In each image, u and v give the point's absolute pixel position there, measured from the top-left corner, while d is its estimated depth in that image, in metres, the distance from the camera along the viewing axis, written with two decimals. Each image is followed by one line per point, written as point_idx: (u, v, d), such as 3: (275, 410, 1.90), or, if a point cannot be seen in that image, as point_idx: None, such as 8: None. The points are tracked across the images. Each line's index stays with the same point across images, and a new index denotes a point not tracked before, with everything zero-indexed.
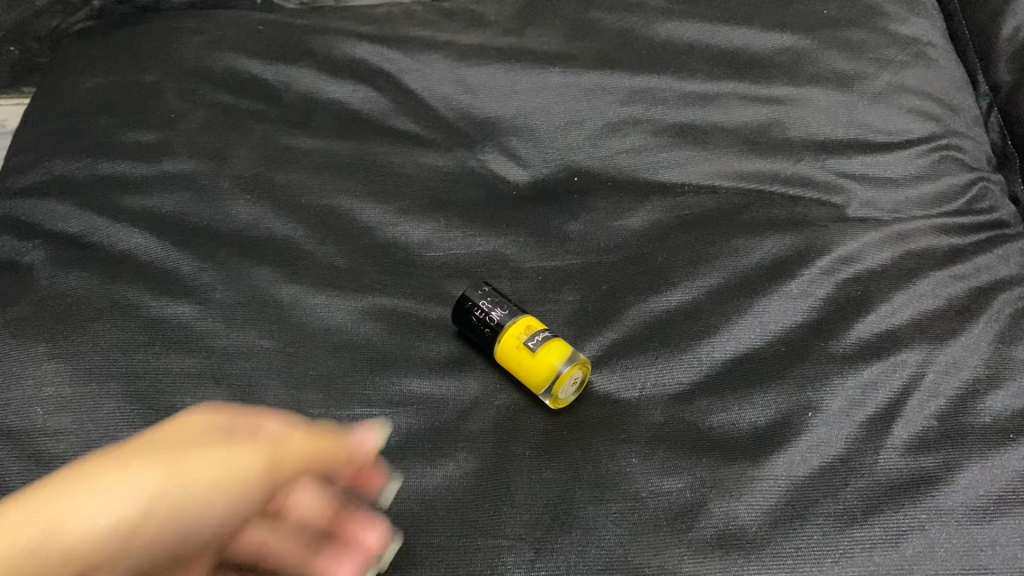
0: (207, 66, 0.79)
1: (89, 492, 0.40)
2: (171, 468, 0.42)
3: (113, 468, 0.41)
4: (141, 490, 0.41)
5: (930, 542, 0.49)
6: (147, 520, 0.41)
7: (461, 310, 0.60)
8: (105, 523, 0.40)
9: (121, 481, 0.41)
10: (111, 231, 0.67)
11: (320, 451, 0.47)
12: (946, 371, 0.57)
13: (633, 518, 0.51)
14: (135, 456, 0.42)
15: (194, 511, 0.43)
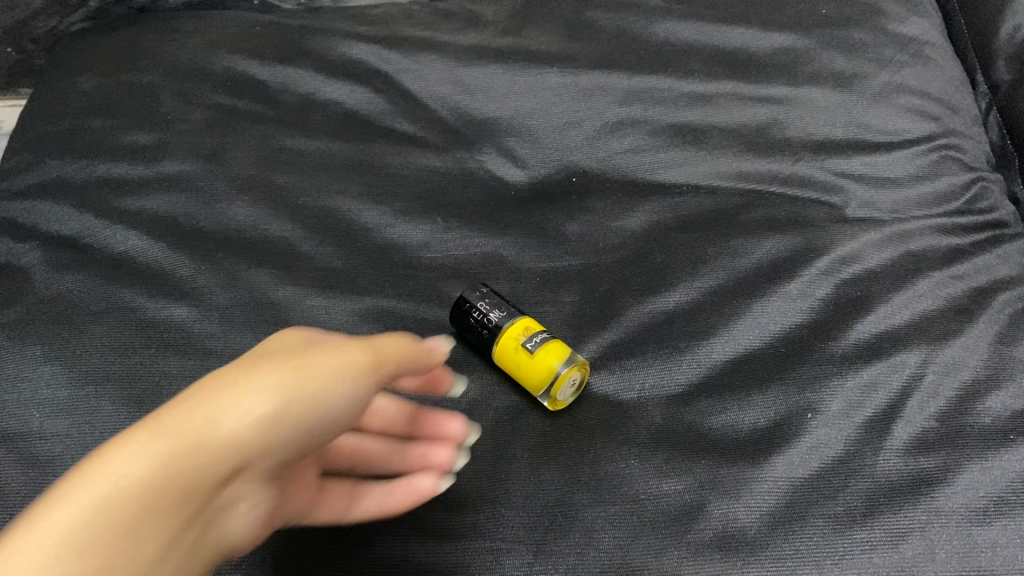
0: (205, 67, 0.78)
1: (220, 396, 0.37)
2: (290, 364, 0.40)
3: (231, 373, 0.38)
4: (280, 387, 0.38)
5: (929, 544, 0.49)
6: (288, 416, 0.39)
7: (460, 311, 0.60)
8: (245, 424, 0.37)
9: (249, 383, 0.38)
10: (108, 233, 0.66)
11: (401, 348, 0.47)
12: (945, 372, 0.56)
13: (631, 520, 0.51)
14: (247, 363, 0.39)
15: (324, 409, 0.41)
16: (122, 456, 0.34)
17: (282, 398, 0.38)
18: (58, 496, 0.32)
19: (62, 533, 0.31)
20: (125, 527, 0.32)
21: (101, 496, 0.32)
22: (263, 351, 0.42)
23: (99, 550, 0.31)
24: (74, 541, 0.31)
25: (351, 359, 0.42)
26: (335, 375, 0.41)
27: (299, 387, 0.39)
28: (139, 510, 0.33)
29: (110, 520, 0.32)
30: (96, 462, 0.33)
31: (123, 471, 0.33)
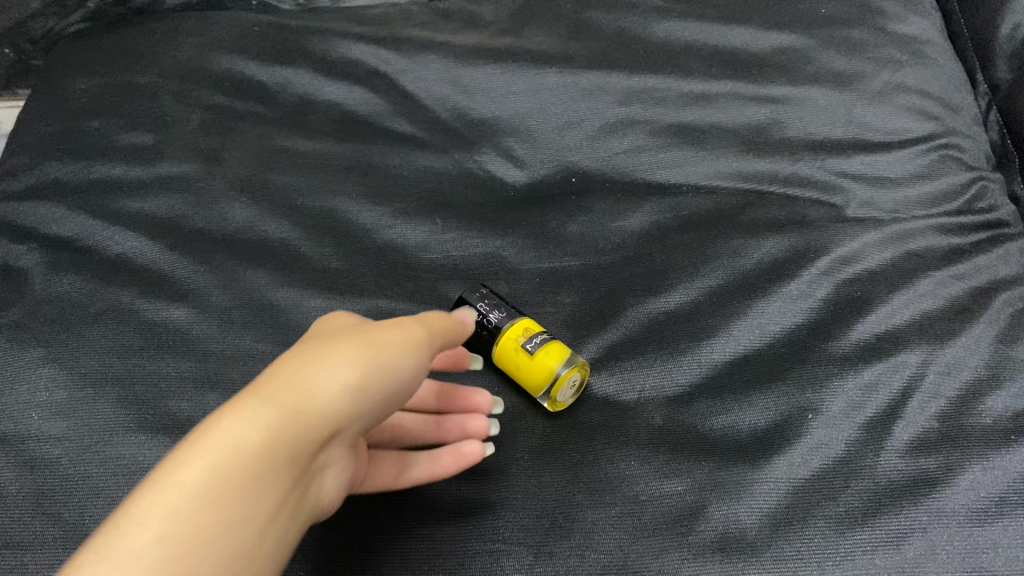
0: (203, 67, 0.78)
1: (308, 365, 0.38)
2: (369, 336, 0.41)
3: (316, 346, 0.40)
4: (363, 358, 0.40)
5: (931, 544, 0.49)
6: (371, 386, 0.40)
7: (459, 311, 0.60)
8: (337, 390, 0.38)
9: (334, 354, 0.39)
10: (106, 235, 0.66)
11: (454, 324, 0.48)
12: (946, 372, 0.56)
13: (632, 522, 0.51)
14: (327, 337, 0.41)
15: (402, 379, 0.42)
16: (229, 422, 0.35)
17: (366, 368, 0.39)
18: (182, 457, 0.34)
19: (184, 494, 0.33)
20: (234, 489, 0.34)
21: (213, 459, 0.34)
22: (338, 327, 0.43)
23: (213, 508, 0.34)
24: (191, 498, 0.33)
25: (418, 332, 0.43)
26: (408, 347, 0.42)
27: (379, 356, 0.40)
28: (248, 473, 0.35)
29: (225, 482, 0.34)
30: (205, 430, 0.35)
31: (229, 438, 0.35)
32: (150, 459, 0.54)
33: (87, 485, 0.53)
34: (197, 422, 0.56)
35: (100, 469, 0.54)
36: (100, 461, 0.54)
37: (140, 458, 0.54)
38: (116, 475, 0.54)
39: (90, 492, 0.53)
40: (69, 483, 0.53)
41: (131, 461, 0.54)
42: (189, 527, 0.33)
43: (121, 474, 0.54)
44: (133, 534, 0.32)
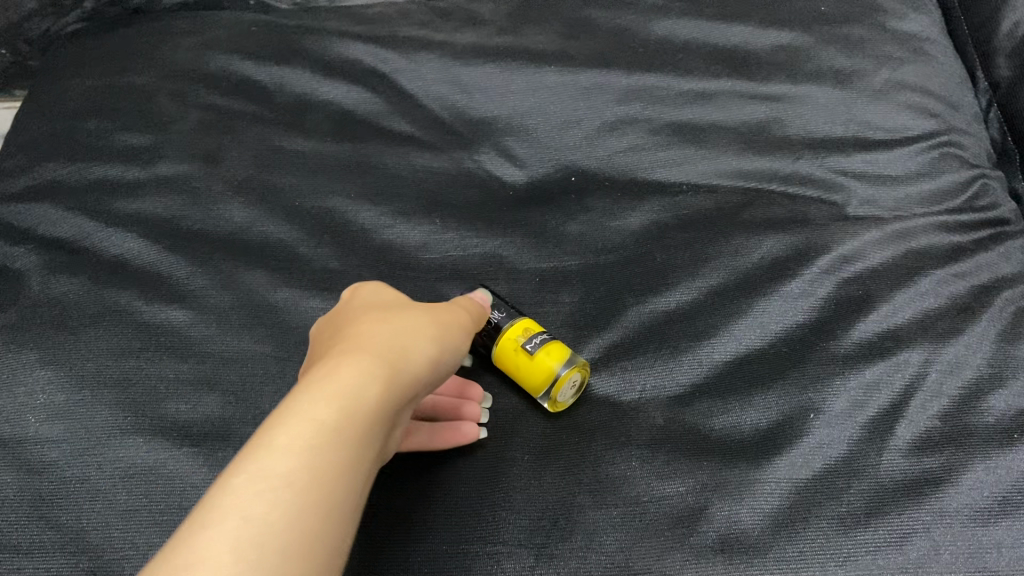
0: (200, 67, 0.78)
1: (400, 336, 0.45)
2: (432, 318, 0.49)
3: (394, 322, 0.46)
4: (436, 335, 0.47)
5: (934, 545, 0.49)
6: (442, 359, 0.47)
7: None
8: (425, 359, 0.45)
9: (417, 330, 0.46)
10: (104, 236, 0.66)
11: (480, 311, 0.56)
12: (948, 371, 0.56)
13: (632, 524, 0.51)
14: (400, 314, 0.48)
15: (456, 356, 0.49)
16: (347, 375, 0.40)
17: (439, 343, 0.47)
18: (319, 399, 0.38)
19: (326, 430, 0.37)
20: (360, 432, 0.38)
21: (342, 403, 0.38)
22: (399, 307, 0.50)
23: (348, 446, 0.37)
24: (331, 432, 0.37)
25: (463, 320, 0.52)
26: (459, 330, 0.51)
27: (444, 334, 0.48)
28: (369, 418, 0.39)
29: (355, 424, 0.38)
30: (329, 380, 0.39)
31: (357, 387, 0.40)
32: (148, 462, 0.54)
33: (85, 488, 0.53)
34: (195, 424, 0.56)
35: (98, 472, 0.54)
36: (98, 463, 0.54)
37: (137, 461, 0.54)
38: (114, 478, 0.53)
39: (87, 495, 0.53)
40: (67, 486, 0.53)
41: (128, 463, 0.54)
42: (332, 457, 0.36)
43: (119, 477, 0.53)
44: (282, 462, 0.35)
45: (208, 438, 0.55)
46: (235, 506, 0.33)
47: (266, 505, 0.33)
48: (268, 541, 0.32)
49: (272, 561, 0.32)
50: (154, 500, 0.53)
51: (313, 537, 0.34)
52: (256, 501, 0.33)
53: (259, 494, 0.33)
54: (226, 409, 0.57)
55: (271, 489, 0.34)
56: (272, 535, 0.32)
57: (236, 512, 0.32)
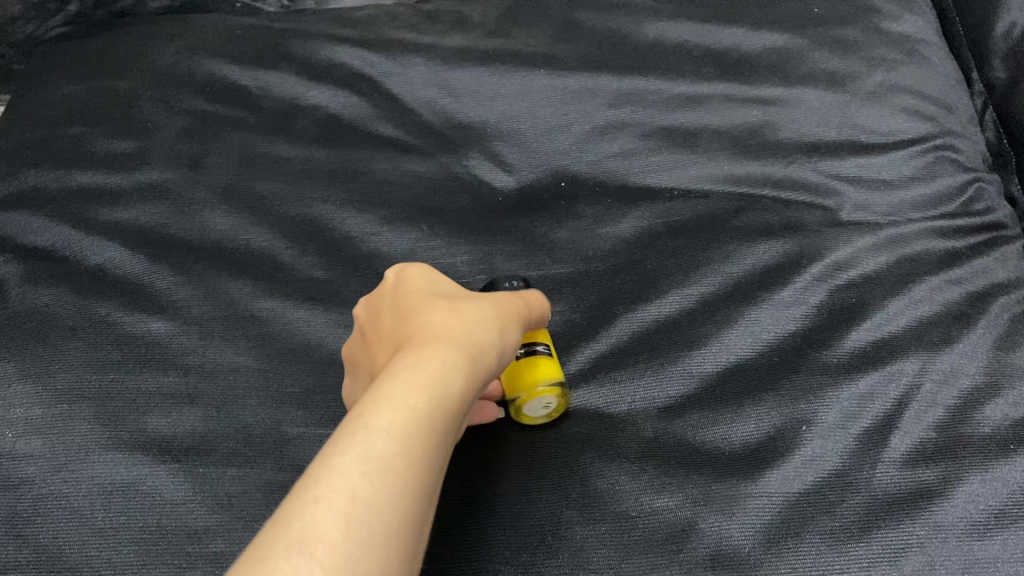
0: (184, 70, 0.76)
1: (474, 324, 0.46)
2: (499, 307, 0.49)
3: (465, 311, 0.47)
4: (504, 325, 0.48)
5: (929, 560, 0.48)
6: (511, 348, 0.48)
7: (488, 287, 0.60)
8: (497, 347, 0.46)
9: (488, 319, 0.47)
10: (85, 245, 0.65)
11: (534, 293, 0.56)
12: (943, 381, 0.55)
13: (621, 540, 0.50)
14: (470, 304, 0.48)
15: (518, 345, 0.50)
16: (431, 366, 0.41)
17: (508, 333, 0.48)
18: (411, 384, 0.39)
19: (418, 414, 0.38)
20: (448, 417, 0.39)
21: (431, 392, 0.39)
22: (465, 294, 0.50)
23: (438, 430, 0.38)
24: (423, 414, 0.38)
25: (526, 307, 0.52)
26: (522, 318, 0.51)
27: (510, 324, 0.49)
28: (453, 407, 0.40)
29: (444, 408, 0.39)
30: (417, 365, 0.40)
31: (443, 373, 0.41)
32: (126, 478, 0.53)
33: (62, 506, 0.52)
34: (175, 439, 0.55)
35: (75, 489, 0.52)
36: (75, 480, 0.53)
37: (116, 477, 0.53)
38: (91, 495, 0.52)
39: (64, 513, 0.52)
40: (43, 504, 0.52)
41: (107, 480, 0.53)
42: (426, 439, 0.37)
43: (96, 494, 0.52)
44: (382, 442, 0.36)
45: (189, 453, 0.54)
46: (340, 485, 0.34)
47: (371, 486, 0.34)
48: (376, 521, 0.33)
49: (379, 540, 0.33)
50: (132, 518, 0.52)
51: (411, 519, 0.35)
52: (360, 483, 0.34)
53: (364, 475, 0.34)
54: (207, 423, 0.55)
55: (374, 470, 0.35)
56: (378, 514, 0.34)
57: (344, 490, 0.34)
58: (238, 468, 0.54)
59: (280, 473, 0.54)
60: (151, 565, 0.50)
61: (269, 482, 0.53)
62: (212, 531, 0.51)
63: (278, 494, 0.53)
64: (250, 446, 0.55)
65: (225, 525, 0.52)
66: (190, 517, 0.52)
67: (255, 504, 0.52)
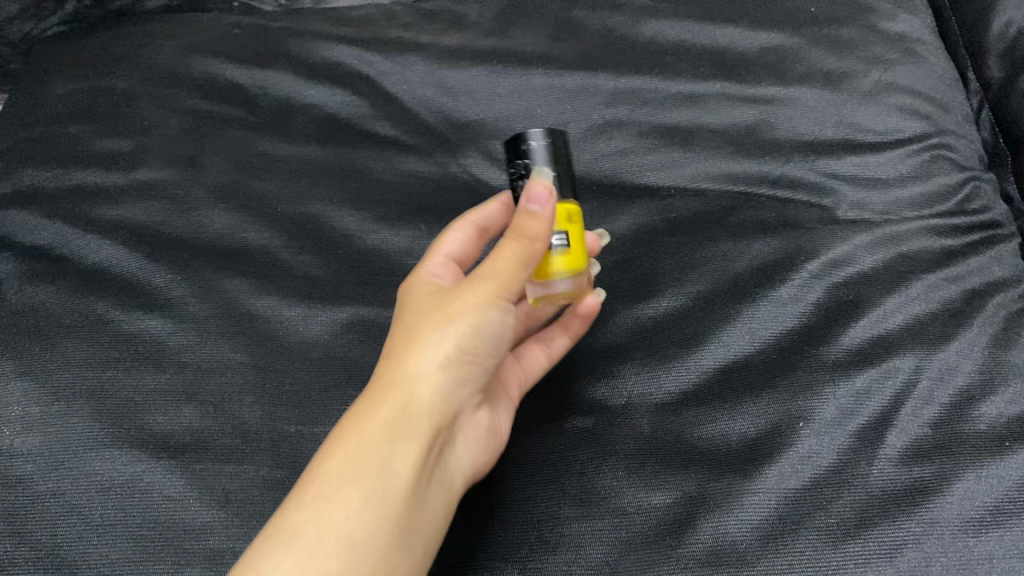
0: (180, 68, 0.76)
1: (407, 354, 0.47)
2: (445, 311, 0.48)
3: (405, 338, 0.49)
4: (444, 335, 0.47)
5: (925, 556, 0.48)
6: (462, 357, 0.48)
7: (511, 148, 0.56)
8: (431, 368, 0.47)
9: (421, 340, 0.47)
10: (83, 243, 0.65)
11: (526, 243, 0.49)
12: (939, 378, 0.55)
13: (619, 536, 0.50)
14: (416, 321, 0.49)
15: (487, 337, 0.49)
16: (356, 425, 0.45)
17: (447, 343, 0.47)
18: (332, 446, 0.45)
19: (332, 474, 0.44)
20: (366, 465, 0.44)
21: (351, 453, 0.44)
22: (419, 306, 0.50)
23: (354, 482, 0.43)
24: (337, 472, 0.44)
25: (488, 286, 0.48)
26: (478, 305, 0.48)
27: (454, 328, 0.48)
28: (377, 453, 0.45)
29: (360, 461, 0.44)
30: (345, 425, 0.46)
31: (361, 428, 0.45)
32: (124, 476, 0.53)
33: (60, 503, 0.52)
34: (172, 436, 0.55)
35: (73, 486, 0.52)
36: (73, 478, 0.53)
37: (114, 474, 0.53)
38: (89, 492, 0.52)
39: (62, 510, 0.52)
40: (41, 502, 0.52)
41: (105, 477, 0.53)
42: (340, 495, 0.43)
43: (94, 492, 0.52)
44: (299, 507, 0.43)
45: (186, 450, 0.54)
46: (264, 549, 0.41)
47: (284, 547, 0.41)
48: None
49: None
50: (130, 515, 0.52)
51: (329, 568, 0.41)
52: (276, 547, 0.41)
53: (278, 538, 0.41)
54: (205, 421, 0.55)
55: (289, 533, 0.41)
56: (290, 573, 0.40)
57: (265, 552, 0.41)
58: (236, 465, 0.54)
59: (277, 470, 0.54)
60: (150, 561, 0.50)
61: (266, 479, 0.53)
62: (209, 528, 0.51)
63: (275, 490, 0.53)
64: (247, 443, 0.55)
65: (222, 522, 0.52)
66: (187, 514, 0.52)
67: (253, 500, 0.53)
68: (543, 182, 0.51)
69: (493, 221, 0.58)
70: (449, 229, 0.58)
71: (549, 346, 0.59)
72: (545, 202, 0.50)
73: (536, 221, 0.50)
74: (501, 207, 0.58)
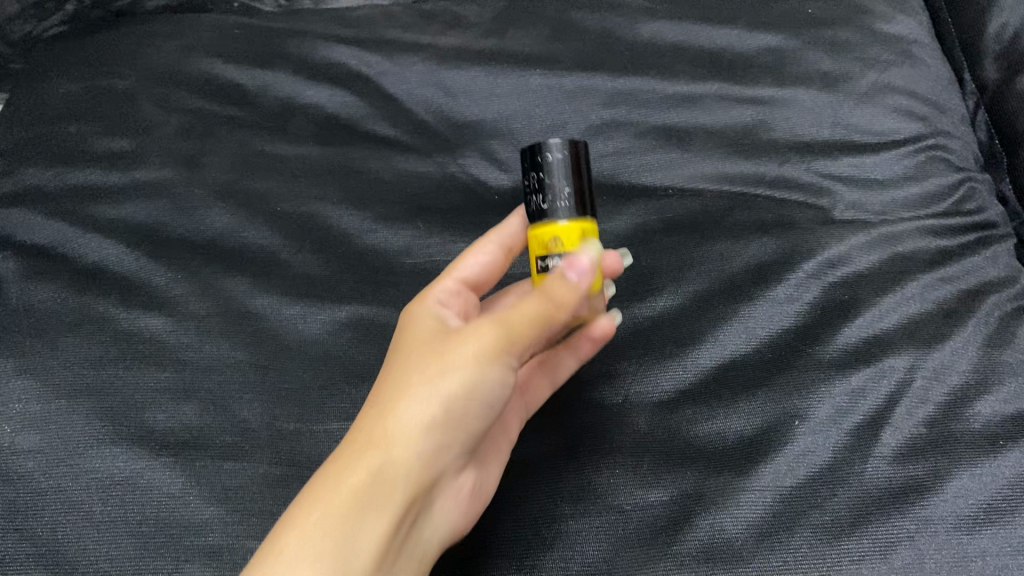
0: (180, 68, 0.76)
1: (395, 408, 0.46)
2: (436, 365, 0.46)
3: (395, 387, 0.47)
4: (432, 391, 0.45)
5: (919, 553, 0.48)
6: (450, 418, 0.46)
7: (529, 157, 0.52)
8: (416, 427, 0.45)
9: (410, 395, 0.46)
10: (83, 242, 0.65)
11: (546, 304, 0.46)
12: (933, 377, 0.55)
13: (616, 533, 0.51)
14: (410, 368, 0.47)
15: (480, 398, 0.46)
16: (330, 481, 0.44)
17: (435, 402, 0.45)
18: (310, 498, 0.44)
19: (304, 531, 0.43)
20: (338, 527, 0.43)
21: (320, 512, 0.43)
22: (415, 352, 0.49)
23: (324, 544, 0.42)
24: (310, 530, 0.43)
25: (484, 342, 0.46)
26: (471, 363, 0.46)
27: (441, 385, 0.45)
28: (350, 514, 0.43)
29: (333, 520, 0.43)
30: (325, 475, 0.45)
31: (340, 484, 0.44)
32: (124, 473, 0.53)
33: (60, 500, 0.52)
34: (173, 433, 0.55)
35: (73, 483, 0.53)
36: (73, 475, 0.53)
37: (114, 471, 0.53)
38: (89, 489, 0.53)
39: (62, 507, 0.52)
40: (41, 499, 0.52)
41: (105, 474, 0.53)
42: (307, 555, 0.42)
43: (94, 489, 0.53)
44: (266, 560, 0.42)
45: (186, 447, 0.55)
46: None
47: None
48: None
49: None
50: (130, 512, 0.52)
51: None
52: None
53: None
54: (204, 418, 0.56)
55: None
56: None
57: None
58: (236, 462, 0.54)
59: (276, 467, 0.54)
60: (149, 557, 0.50)
61: (266, 476, 0.54)
62: (209, 524, 0.52)
63: (275, 487, 0.53)
64: (247, 440, 0.55)
65: (222, 519, 0.52)
66: (186, 511, 0.52)
67: (253, 497, 0.53)
68: (588, 253, 0.47)
69: (517, 241, 0.59)
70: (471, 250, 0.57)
71: (555, 373, 0.57)
72: (585, 276, 0.46)
73: (570, 292, 0.46)
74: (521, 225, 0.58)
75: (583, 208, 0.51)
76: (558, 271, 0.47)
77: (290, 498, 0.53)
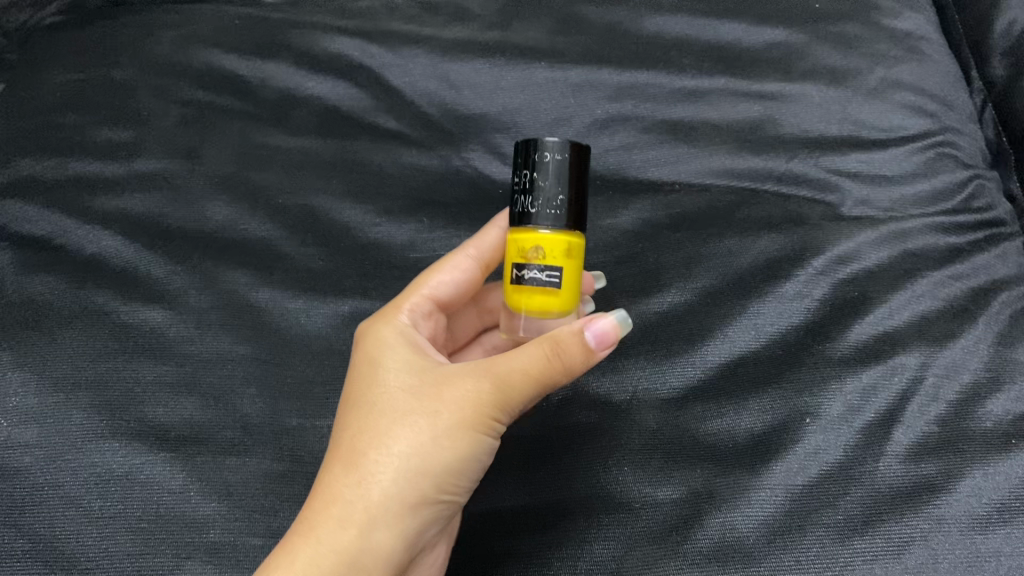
0: (175, 57, 0.74)
1: (378, 479, 0.45)
2: (428, 433, 0.46)
3: (378, 450, 0.46)
4: (420, 465, 0.45)
5: (933, 553, 0.48)
6: (436, 494, 0.46)
7: (522, 154, 0.50)
8: (401, 501, 0.45)
9: (397, 467, 0.45)
10: (82, 233, 0.64)
11: (554, 370, 0.46)
12: (945, 375, 0.55)
13: (626, 531, 0.50)
14: (392, 431, 0.46)
15: (464, 472, 0.47)
16: (302, 558, 0.43)
17: (423, 476, 0.45)
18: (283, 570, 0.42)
19: None
20: None
21: None
22: (396, 408, 0.47)
23: None
24: None
25: (474, 415, 0.46)
26: (462, 438, 0.46)
27: (434, 457, 0.45)
28: None
29: None
30: (298, 549, 0.43)
31: (319, 560, 0.43)
32: (124, 468, 0.52)
33: (57, 495, 0.51)
34: (173, 428, 0.54)
35: (70, 478, 0.52)
36: (70, 469, 0.52)
37: (113, 466, 0.52)
38: (87, 484, 0.51)
39: (59, 502, 0.51)
40: (37, 494, 0.51)
41: (104, 468, 0.52)
42: None
43: (92, 484, 0.52)
44: None
45: (186, 443, 0.54)
46: None
47: None
48: None
49: None
50: (128, 508, 0.51)
51: None
52: None
53: None
54: (205, 413, 0.55)
55: None
56: None
57: None
58: (237, 458, 0.53)
59: (278, 463, 0.54)
60: (149, 554, 0.50)
61: (267, 471, 0.53)
62: (210, 520, 0.51)
63: (276, 483, 0.53)
64: (248, 435, 0.54)
65: (223, 514, 0.51)
66: (187, 507, 0.51)
67: (254, 493, 0.52)
68: (612, 318, 0.46)
69: (493, 255, 0.57)
70: (445, 264, 0.56)
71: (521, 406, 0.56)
72: (604, 343, 0.46)
73: (584, 353, 0.46)
74: (498, 235, 0.57)
75: (577, 215, 0.49)
76: (576, 326, 0.46)
77: (294, 495, 0.52)
